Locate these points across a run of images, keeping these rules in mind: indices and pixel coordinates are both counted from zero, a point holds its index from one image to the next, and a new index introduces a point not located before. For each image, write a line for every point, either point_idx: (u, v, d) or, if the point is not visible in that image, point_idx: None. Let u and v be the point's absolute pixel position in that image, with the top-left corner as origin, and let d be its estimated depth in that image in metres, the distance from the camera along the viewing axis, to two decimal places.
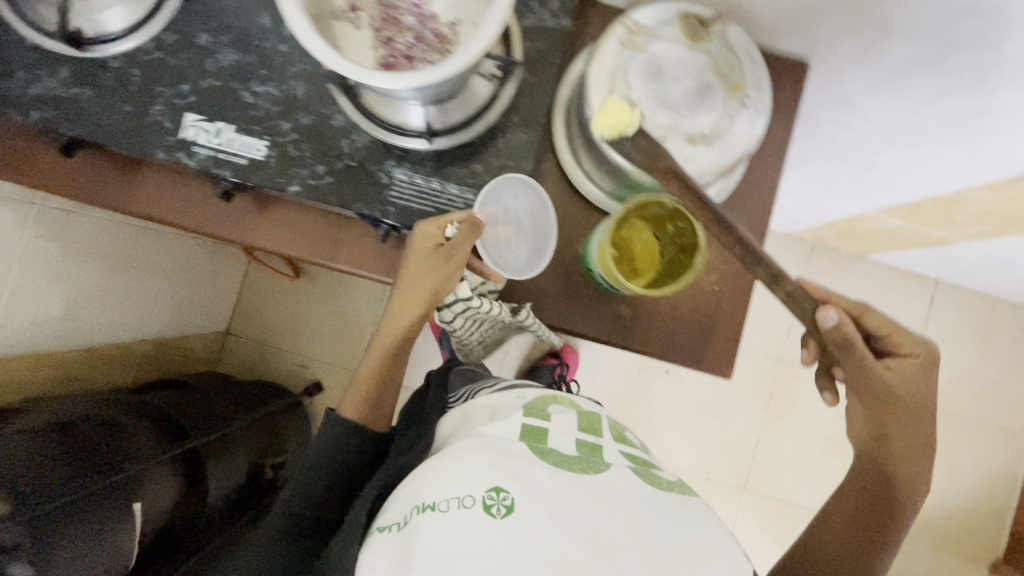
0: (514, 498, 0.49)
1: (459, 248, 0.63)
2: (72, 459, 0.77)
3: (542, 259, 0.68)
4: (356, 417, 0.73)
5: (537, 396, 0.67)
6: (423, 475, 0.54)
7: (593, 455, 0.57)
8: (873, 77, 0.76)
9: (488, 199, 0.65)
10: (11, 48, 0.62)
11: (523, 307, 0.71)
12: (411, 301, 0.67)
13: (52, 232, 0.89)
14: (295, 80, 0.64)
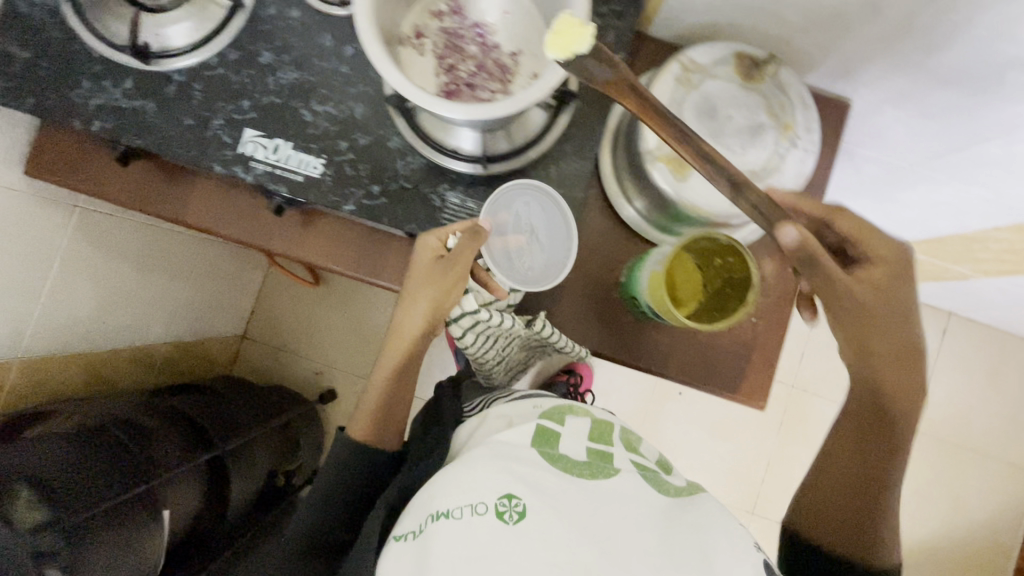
0: (526, 504, 0.50)
1: (460, 257, 0.62)
2: (105, 463, 0.77)
3: (557, 269, 0.66)
4: (366, 436, 0.72)
5: (554, 404, 0.69)
6: (438, 482, 0.56)
7: (600, 459, 0.59)
8: (912, 118, 0.78)
9: (497, 205, 0.64)
10: (77, 59, 0.64)
11: (538, 317, 0.68)
12: (414, 314, 0.66)
13: (92, 235, 0.89)
14: (354, 100, 0.65)
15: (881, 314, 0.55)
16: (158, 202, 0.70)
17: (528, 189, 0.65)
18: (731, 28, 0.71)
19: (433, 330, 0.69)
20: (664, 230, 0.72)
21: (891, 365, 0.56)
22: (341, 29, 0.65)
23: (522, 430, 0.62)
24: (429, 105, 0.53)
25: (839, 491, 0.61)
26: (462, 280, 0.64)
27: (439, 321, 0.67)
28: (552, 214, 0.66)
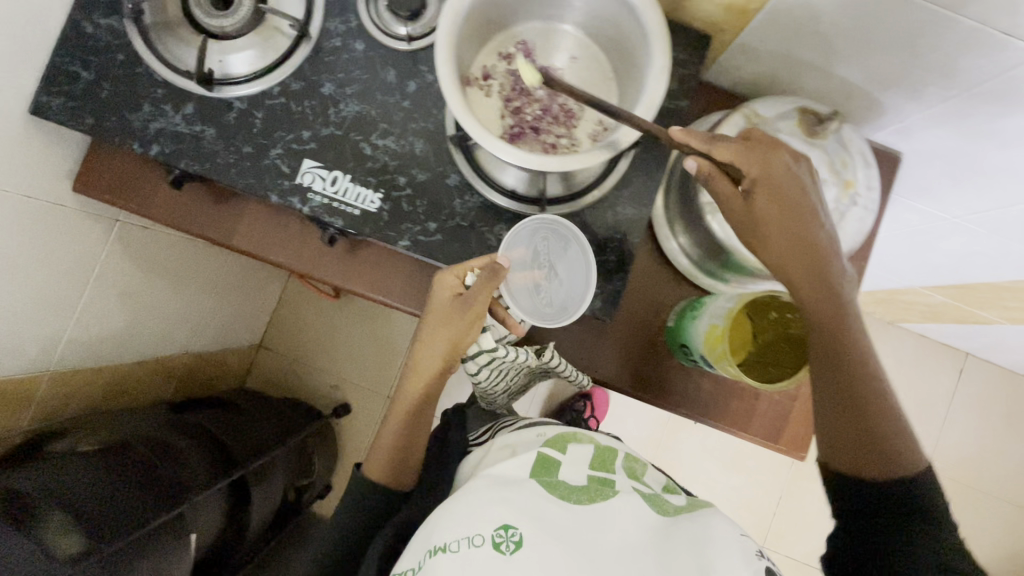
0: (523, 533, 0.50)
1: (477, 296, 0.60)
2: (136, 483, 0.76)
3: (576, 304, 0.63)
4: (383, 479, 0.70)
5: (557, 430, 0.66)
6: (437, 516, 0.55)
7: (601, 485, 0.57)
8: (960, 174, 0.78)
9: (516, 241, 0.63)
10: (140, 82, 0.63)
11: (548, 349, 0.67)
12: (431, 353, 0.65)
13: (129, 248, 0.89)
14: (415, 136, 0.65)
15: (771, 225, 0.53)
16: (207, 225, 0.70)
17: (544, 224, 0.63)
18: (790, 79, 0.71)
19: (450, 370, 0.67)
20: (710, 274, 0.72)
21: (810, 280, 0.52)
22: (405, 64, 0.65)
23: (524, 461, 0.59)
24: (502, 152, 0.52)
25: (853, 446, 0.52)
26: (479, 320, 0.62)
27: (456, 359, 0.65)
28: (570, 248, 0.64)
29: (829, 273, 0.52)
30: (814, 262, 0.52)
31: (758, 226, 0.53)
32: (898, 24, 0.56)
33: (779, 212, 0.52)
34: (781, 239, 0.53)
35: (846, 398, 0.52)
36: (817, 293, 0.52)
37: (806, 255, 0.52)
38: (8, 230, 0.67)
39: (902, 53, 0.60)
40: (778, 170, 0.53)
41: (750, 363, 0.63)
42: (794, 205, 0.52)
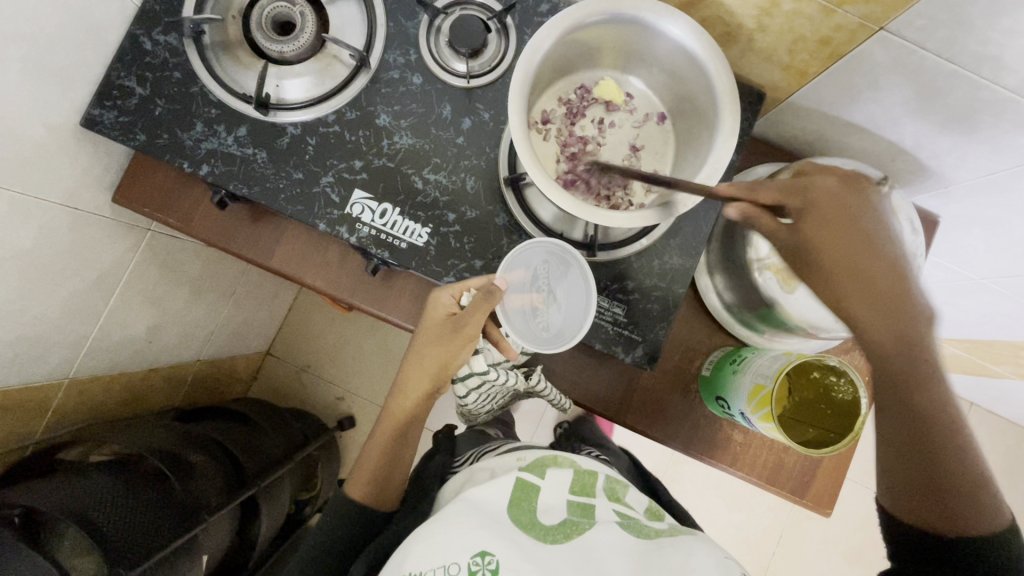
0: (499, 561, 0.48)
1: (473, 318, 0.60)
2: (155, 504, 0.74)
3: (574, 330, 0.62)
4: (363, 497, 0.67)
5: (538, 455, 0.66)
6: (412, 544, 0.53)
7: (579, 516, 0.56)
8: (996, 238, 0.79)
9: (516, 263, 0.62)
10: (194, 101, 0.63)
11: (535, 372, 0.71)
12: (422, 371, 0.65)
13: (157, 257, 0.88)
14: (467, 173, 0.64)
15: (833, 252, 0.48)
16: (246, 244, 0.69)
17: (547, 248, 0.62)
18: (838, 138, 0.71)
19: (438, 386, 0.68)
20: (748, 327, 0.71)
21: (881, 314, 0.46)
22: (461, 100, 0.65)
23: (502, 488, 0.58)
24: (561, 201, 0.52)
25: (916, 493, 0.47)
26: (471, 342, 0.63)
27: (448, 375, 0.66)
28: (572, 274, 0.63)
29: (902, 302, 0.46)
30: (883, 291, 0.47)
31: (813, 252, 0.49)
32: (958, 98, 0.57)
33: (842, 237, 0.48)
34: (842, 267, 0.48)
35: (915, 448, 0.47)
36: (886, 329, 0.46)
37: (871, 285, 0.47)
38: (46, 240, 0.66)
39: (958, 125, 0.61)
40: (829, 196, 0.49)
41: (787, 419, 0.64)
42: (855, 231, 0.48)
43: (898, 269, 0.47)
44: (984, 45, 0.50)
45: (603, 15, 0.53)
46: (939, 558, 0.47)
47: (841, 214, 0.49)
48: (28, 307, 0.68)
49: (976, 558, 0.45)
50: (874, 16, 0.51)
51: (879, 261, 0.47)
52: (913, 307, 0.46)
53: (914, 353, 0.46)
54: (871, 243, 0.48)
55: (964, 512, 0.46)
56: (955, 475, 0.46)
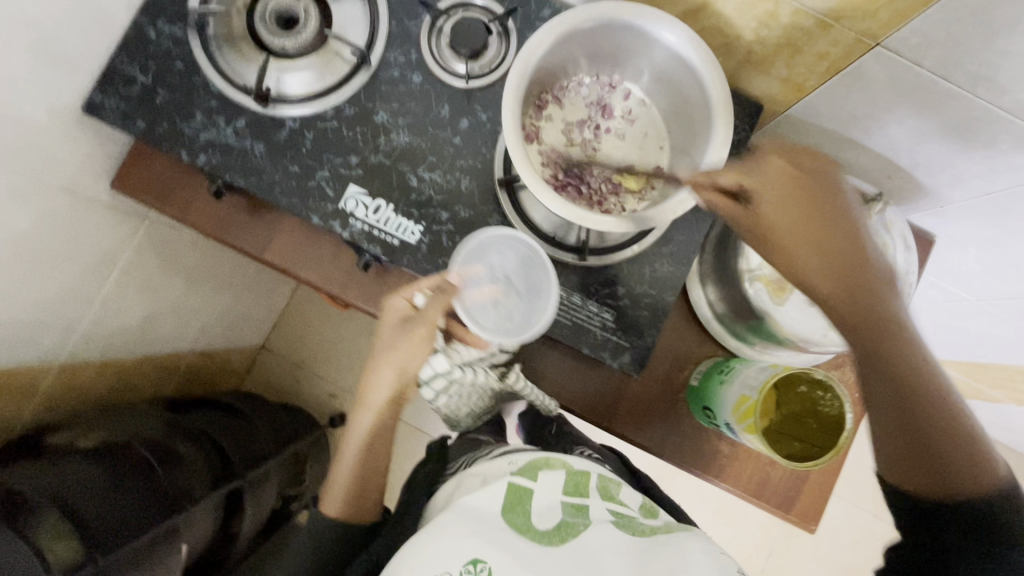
0: (490, 568, 0.49)
1: (428, 316, 0.59)
2: (138, 493, 0.74)
3: (543, 311, 0.62)
4: (341, 514, 0.66)
5: (530, 458, 0.62)
6: (407, 556, 0.52)
7: (574, 517, 0.55)
8: (991, 259, 0.79)
9: (466, 256, 0.61)
10: (195, 91, 0.63)
11: (512, 370, 0.66)
12: (381, 378, 0.63)
13: (154, 245, 0.88)
14: (462, 173, 0.65)
15: (788, 225, 0.49)
16: (240, 237, 0.69)
17: (500, 237, 0.62)
18: (835, 154, 0.72)
19: (404, 394, 0.65)
20: (736, 337, 0.71)
21: (841, 284, 0.48)
22: (459, 101, 0.65)
23: (495, 494, 0.57)
24: (554, 206, 0.52)
25: (914, 459, 0.47)
26: (430, 342, 0.61)
27: (411, 381, 0.63)
28: (528, 261, 0.63)
29: (856, 272, 0.48)
30: (841, 263, 0.48)
31: (769, 232, 0.50)
32: (955, 117, 0.57)
33: (799, 213, 0.49)
34: (798, 243, 0.49)
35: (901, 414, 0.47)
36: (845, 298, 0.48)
37: (828, 258, 0.48)
38: (43, 223, 0.67)
39: (954, 145, 0.61)
40: (788, 176, 0.50)
41: (773, 432, 0.63)
42: (821, 208, 0.49)
43: (856, 241, 0.48)
44: (980, 65, 0.50)
45: (603, 20, 0.53)
46: (938, 522, 0.46)
47: (798, 191, 0.49)
48: (23, 290, 0.68)
49: (962, 516, 0.45)
50: (871, 32, 0.52)
51: (836, 233, 0.49)
52: (873, 275, 0.48)
53: (879, 321, 0.47)
54: (828, 216, 0.49)
55: (954, 474, 0.45)
56: (946, 438, 0.46)
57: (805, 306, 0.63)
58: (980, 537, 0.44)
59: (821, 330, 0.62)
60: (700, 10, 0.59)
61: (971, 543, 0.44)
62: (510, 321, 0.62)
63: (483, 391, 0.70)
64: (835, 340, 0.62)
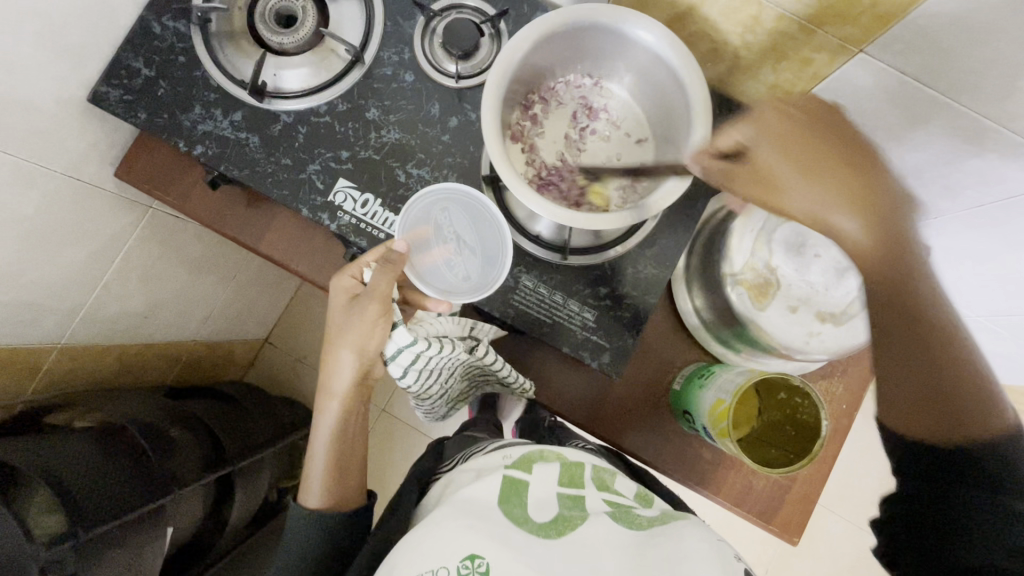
0: (489, 563, 0.46)
1: (377, 289, 0.59)
2: (128, 472, 0.76)
3: (496, 265, 0.64)
4: (322, 504, 0.68)
5: (524, 452, 0.62)
6: (402, 551, 0.52)
7: (570, 510, 0.54)
8: (987, 271, 0.78)
9: (415, 218, 0.63)
10: (196, 84, 0.66)
11: (482, 344, 0.64)
12: (342, 363, 0.63)
13: (156, 234, 0.91)
14: (450, 170, 0.66)
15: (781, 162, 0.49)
16: (234, 226, 0.71)
17: (443, 196, 0.63)
18: None
19: (369, 375, 0.65)
20: (721, 343, 0.70)
21: (862, 216, 0.46)
22: (450, 100, 0.67)
23: (490, 486, 0.57)
24: (535, 206, 0.53)
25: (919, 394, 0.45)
26: (385, 317, 0.59)
27: (376, 359, 0.62)
28: (478, 217, 0.64)
29: (873, 200, 0.46)
30: (856, 194, 0.46)
31: (769, 173, 0.49)
32: (942, 125, 0.57)
33: (803, 150, 0.48)
34: (796, 179, 0.48)
35: (914, 353, 0.45)
36: (864, 227, 0.46)
37: (840, 188, 0.47)
38: (48, 208, 0.69)
39: (943, 155, 0.60)
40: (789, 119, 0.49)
41: (752, 440, 0.64)
42: (809, 138, 0.49)
43: (867, 171, 0.47)
44: (962, 74, 0.50)
45: (586, 21, 0.54)
46: (943, 475, 0.44)
47: (792, 128, 0.49)
48: (24, 272, 0.70)
49: (965, 465, 0.43)
50: (853, 39, 0.52)
51: (847, 164, 0.47)
52: (884, 203, 0.46)
53: (900, 252, 0.45)
54: (838, 150, 0.48)
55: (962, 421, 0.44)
56: (954, 377, 0.44)
57: (786, 313, 0.63)
58: (987, 487, 0.42)
59: (802, 337, 0.62)
60: (687, 15, 0.60)
61: (980, 496, 0.42)
62: (466, 277, 0.65)
63: (455, 366, 0.66)
64: (816, 348, 0.62)
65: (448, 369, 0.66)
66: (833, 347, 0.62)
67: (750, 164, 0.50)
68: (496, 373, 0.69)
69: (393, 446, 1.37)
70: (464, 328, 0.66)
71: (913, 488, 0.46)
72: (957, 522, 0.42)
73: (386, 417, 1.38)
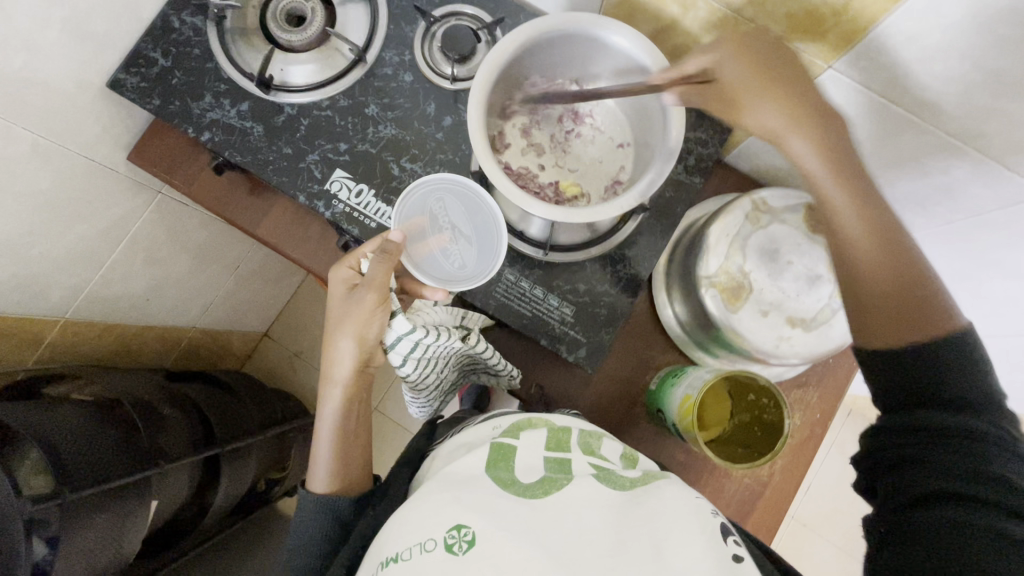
0: (475, 531, 0.45)
1: (374, 279, 0.58)
2: (118, 444, 0.78)
3: (493, 254, 0.65)
4: (329, 489, 0.64)
5: (513, 422, 0.61)
6: (390, 530, 0.51)
7: (556, 473, 0.53)
8: (967, 297, 0.80)
9: (413, 207, 0.66)
10: (207, 76, 0.70)
11: (474, 333, 0.65)
12: (342, 353, 0.61)
13: (164, 220, 0.95)
14: (441, 166, 0.69)
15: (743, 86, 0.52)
16: (237, 211, 0.75)
17: (439, 185, 0.66)
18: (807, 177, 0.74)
19: (370, 364, 0.64)
20: (700, 347, 0.72)
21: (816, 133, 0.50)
22: (446, 100, 0.70)
23: (477, 455, 0.56)
24: (535, 209, 0.57)
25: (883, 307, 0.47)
26: (384, 305, 0.59)
27: (375, 349, 0.61)
28: (472, 207, 0.66)
29: (822, 117, 0.51)
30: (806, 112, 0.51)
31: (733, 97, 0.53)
32: (909, 142, 0.60)
33: (757, 76, 0.52)
34: (756, 97, 0.52)
35: (883, 258, 0.48)
36: (815, 140, 0.50)
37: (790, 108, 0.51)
38: (63, 184, 0.73)
39: (912, 174, 0.63)
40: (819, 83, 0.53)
41: (722, 439, 0.66)
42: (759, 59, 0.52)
43: (815, 101, 0.51)
44: (921, 90, 0.54)
45: (574, 28, 0.58)
46: (911, 398, 0.45)
47: (747, 58, 0.53)
48: (34, 245, 0.74)
49: (927, 382, 0.44)
50: (823, 55, 0.57)
51: (801, 92, 0.51)
52: (829, 120, 0.50)
53: (851, 165, 0.50)
54: (793, 76, 0.51)
55: (918, 316, 0.46)
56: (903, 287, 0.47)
57: (758, 317, 0.65)
58: (951, 409, 0.43)
59: (773, 341, 0.65)
60: (671, 28, 0.64)
61: (946, 419, 0.42)
62: (461, 266, 0.66)
63: (451, 355, 0.67)
64: (785, 352, 0.65)
65: (444, 358, 0.66)
66: (802, 352, 0.64)
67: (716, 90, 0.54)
68: (488, 361, 0.69)
69: (382, 444, 1.39)
70: (456, 317, 0.67)
71: (887, 417, 0.46)
72: (922, 443, 0.43)
73: (377, 415, 1.40)
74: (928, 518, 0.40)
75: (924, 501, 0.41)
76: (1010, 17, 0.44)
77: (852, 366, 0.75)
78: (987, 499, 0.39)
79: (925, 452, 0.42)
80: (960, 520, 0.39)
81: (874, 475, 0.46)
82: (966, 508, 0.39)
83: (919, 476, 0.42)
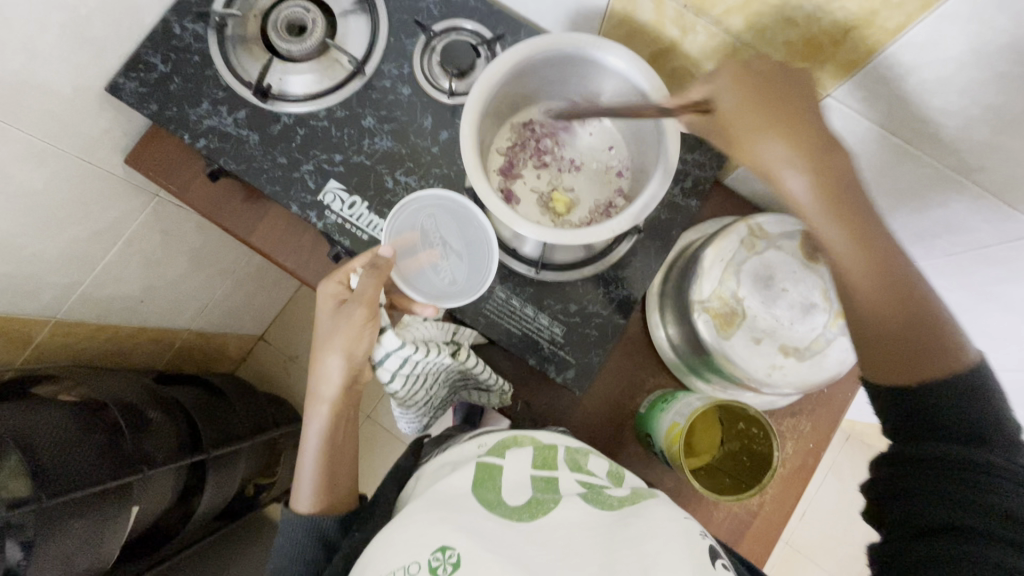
0: (461, 553, 0.44)
1: (364, 294, 0.58)
2: (100, 446, 0.77)
3: (485, 272, 0.65)
4: (313, 510, 0.63)
5: (499, 439, 0.60)
6: (371, 552, 0.49)
7: (543, 493, 0.51)
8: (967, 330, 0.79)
9: (403, 223, 0.65)
10: (206, 83, 0.70)
11: (465, 348, 0.64)
12: (329, 369, 0.60)
13: (161, 222, 0.95)
14: (436, 181, 0.69)
15: (744, 116, 0.51)
16: (231, 217, 0.75)
17: (431, 202, 0.65)
18: None
19: (358, 380, 0.63)
20: (693, 373, 0.71)
21: (814, 174, 0.48)
22: (443, 114, 0.70)
23: (463, 474, 0.54)
24: (524, 229, 0.56)
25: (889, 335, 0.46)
26: (373, 321, 0.58)
27: (364, 365, 0.61)
28: (464, 224, 0.66)
29: (822, 160, 0.48)
30: (813, 154, 0.48)
31: (733, 133, 0.52)
32: (910, 174, 0.59)
33: (768, 110, 0.50)
34: (752, 131, 0.50)
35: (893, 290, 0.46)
36: (812, 182, 0.48)
37: (789, 146, 0.49)
38: (57, 186, 0.73)
39: (912, 208, 0.63)
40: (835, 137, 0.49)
41: (711, 466, 0.65)
42: (768, 94, 0.50)
43: (825, 140, 0.48)
44: (923, 123, 0.53)
45: (570, 48, 0.58)
46: (918, 429, 0.44)
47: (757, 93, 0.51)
48: (27, 245, 0.74)
49: (935, 417, 0.43)
50: (821, 83, 0.56)
51: (810, 138, 0.48)
52: (832, 158, 0.48)
53: (847, 204, 0.47)
54: (803, 120, 0.49)
55: (926, 366, 0.45)
56: (911, 325, 0.46)
57: (750, 344, 0.64)
58: (961, 443, 0.42)
59: (765, 369, 0.64)
60: (671, 50, 0.64)
61: (951, 452, 0.42)
62: (451, 282, 0.66)
63: (441, 371, 0.65)
64: (778, 380, 0.64)
65: (433, 374, 0.65)
66: (794, 381, 0.64)
67: (715, 120, 0.53)
68: (478, 376, 0.68)
69: (373, 454, 1.38)
70: (448, 333, 0.66)
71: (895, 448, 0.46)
72: (927, 476, 0.42)
73: (370, 425, 1.39)
74: (935, 553, 0.40)
75: (932, 537, 0.41)
76: (1010, 53, 0.44)
77: (847, 396, 0.74)
78: (987, 533, 0.39)
79: (927, 483, 0.42)
80: (963, 555, 0.39)
81: (881, 501, 0.45)
82: (971, 544, 0.39)
83: (921, 508, 0.42)
